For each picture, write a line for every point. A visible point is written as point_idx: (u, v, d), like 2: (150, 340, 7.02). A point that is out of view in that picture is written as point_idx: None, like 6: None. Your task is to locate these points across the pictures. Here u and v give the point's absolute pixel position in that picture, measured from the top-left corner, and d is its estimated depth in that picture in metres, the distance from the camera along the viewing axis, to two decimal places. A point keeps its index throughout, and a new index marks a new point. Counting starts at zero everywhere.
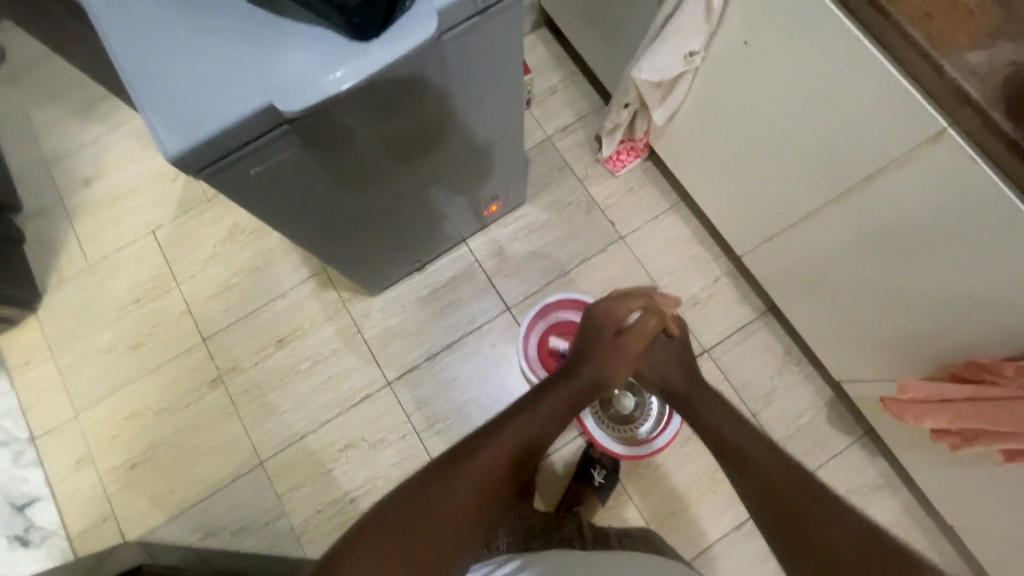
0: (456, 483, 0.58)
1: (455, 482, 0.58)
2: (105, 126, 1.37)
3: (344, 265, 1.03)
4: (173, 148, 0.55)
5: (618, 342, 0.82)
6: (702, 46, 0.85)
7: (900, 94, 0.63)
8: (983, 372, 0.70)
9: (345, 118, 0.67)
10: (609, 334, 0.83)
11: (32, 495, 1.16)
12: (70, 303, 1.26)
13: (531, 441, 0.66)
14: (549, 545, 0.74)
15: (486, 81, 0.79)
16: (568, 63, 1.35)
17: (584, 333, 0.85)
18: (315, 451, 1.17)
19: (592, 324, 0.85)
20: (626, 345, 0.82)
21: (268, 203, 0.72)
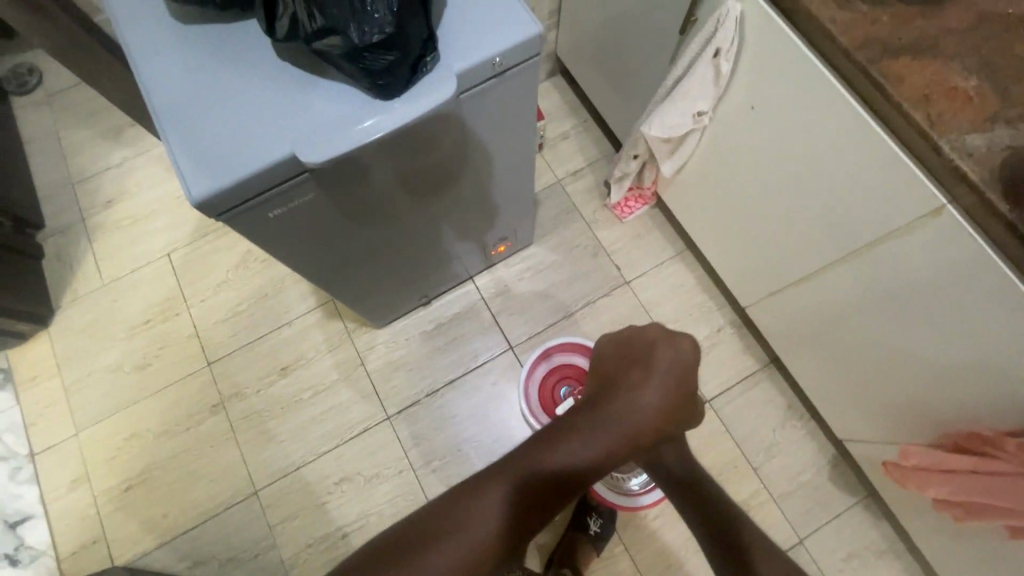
0: (469, 526, 0.59)
1: (466, 523, 0.59)
2: (130, 150, 1.42)
3: (353, 298, 1.05)
4: (198, 194, 0.58)
5: (663, 387, 0.73)
6: (710, 107, 0.88)
7: (901, 168, 0.65)
8: (984, 445, 0.70)
9: (361, 167, 0.70)
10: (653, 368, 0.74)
11: (25, 512, 1.15)
12: (82, 320, 1.29)
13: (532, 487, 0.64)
14: None
15: (500, 134, 0.82)
16: (580, 110, 1.39)
17: (618, 364, 0.77)
18: (310, 483, 1.16)
19: (627, 355, 0.77)
20: (669, 395, 0.73)
21: (283, 241, 0.74)
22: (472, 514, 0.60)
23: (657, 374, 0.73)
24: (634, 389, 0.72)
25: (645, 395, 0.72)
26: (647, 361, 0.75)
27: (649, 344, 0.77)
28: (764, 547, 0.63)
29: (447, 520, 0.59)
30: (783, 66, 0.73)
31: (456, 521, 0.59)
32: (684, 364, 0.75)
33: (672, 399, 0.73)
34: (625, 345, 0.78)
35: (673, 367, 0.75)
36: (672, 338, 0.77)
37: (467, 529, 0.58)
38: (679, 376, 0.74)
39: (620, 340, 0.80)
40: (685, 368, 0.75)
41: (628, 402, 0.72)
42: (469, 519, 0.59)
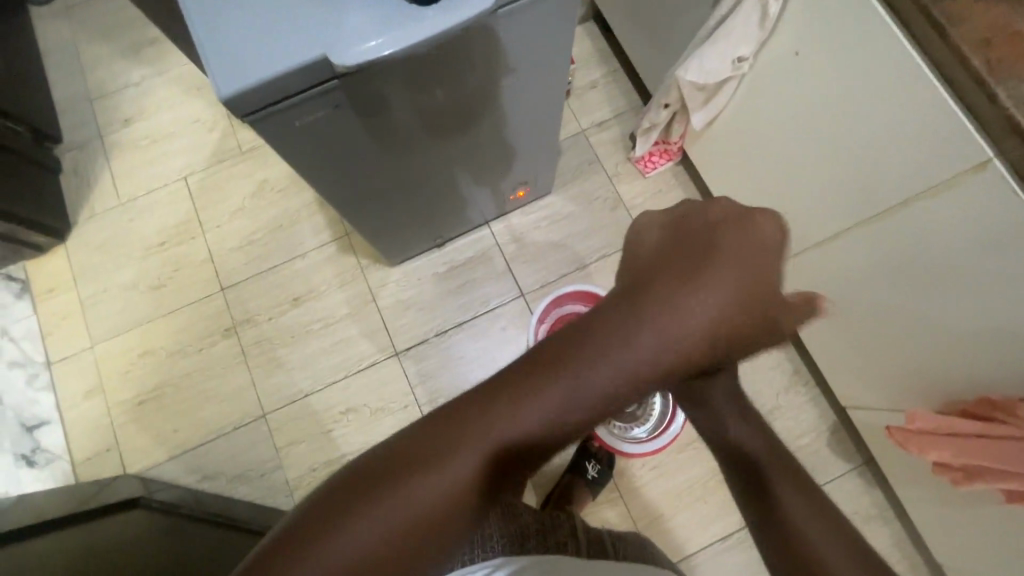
0: (462, 455, 0.44)
1: (441, 470, 0.44)
2: (149, 69, 1.39)
3: (369, 230, 1.05)
4: (226, 90, 0.56)
5: (730, 287, 0.55)
6: (751, 53, 0.85)
7: (948, 119, 0.63)
8: (995, 411, 0.70)
9: (390, 86, 0.68)
10: (720, 262, 0.56)
11: (41, 418, 1.19)
12: (98, 237, 1.29)
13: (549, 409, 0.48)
14: (546, 548, 0.64)
15: (532, 66, 0.80)
16: (611, 58, 1.35)
17: (671, 252, 0.58)
18: (318, 411, 1.19)
19: (683, 242, 0.59)
20: (737, 299, 0.56)
21: (305, 156, 0.73)
22: (451, 456, 0.44)
23: (720, 267, 0.56)
24: (689, 284, 0.55)
25: (703, 295, 0.54)
26: (705, 251, 0.57)
27: (708, 232, 0.59)
28: (797, 485, 0.56)
29: (433, 448, 0.44)
30: (836, 8, 0.70)
31: (443, 451, 0.44)
32: (750, 256, 0.57)
33: (741, 304, 0.56)
34: (682, 233, 0.60)
35: (743, 259, 0.57)
36: (744, 218, 0.59)
37: (459, 454, 0.45)
38: (745, 272, 0.57)
39: (671, 227, 0.61)
40: (749, 261, 0.57)
41: (683, 300, 0.54)
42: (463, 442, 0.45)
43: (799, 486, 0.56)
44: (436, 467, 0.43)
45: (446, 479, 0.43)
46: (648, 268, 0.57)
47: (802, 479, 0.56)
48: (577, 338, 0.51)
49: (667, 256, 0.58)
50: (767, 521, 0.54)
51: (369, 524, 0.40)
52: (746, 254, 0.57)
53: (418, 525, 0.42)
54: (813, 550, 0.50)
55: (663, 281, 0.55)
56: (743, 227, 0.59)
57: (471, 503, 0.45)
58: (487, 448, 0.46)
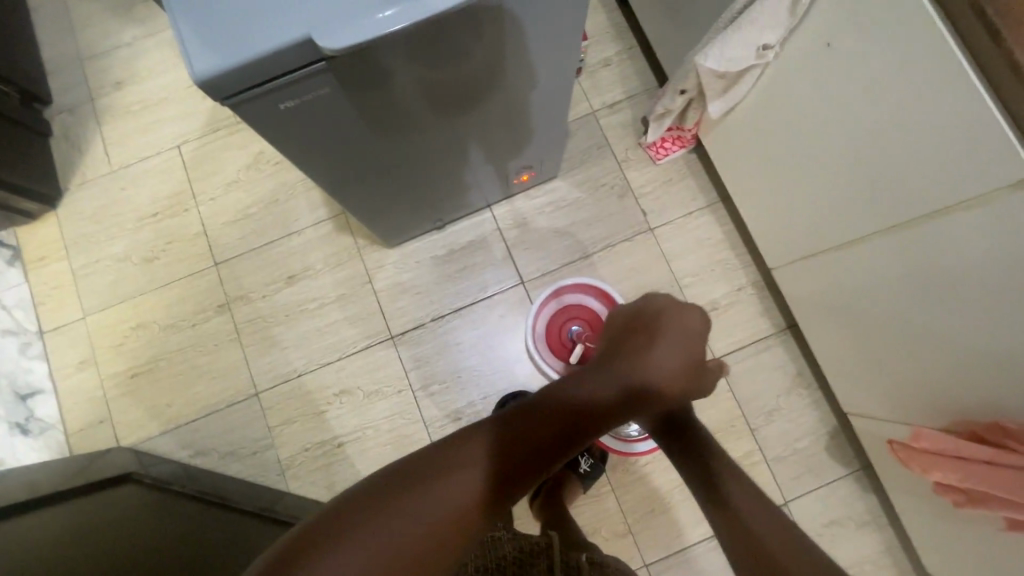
0: (465, 469, 0.55)
1: (447, 481, 0.54)
2: (141, 29, 1.33)
3: (365, 212, 1.01)
4: (201, 70, 0.52)
5: (674, 352, 0.76)
6: (778, 41, 0.79)
7: (990, 128, 0.58)
8: (1004, 437, 0.67)
9: (387, 67, 0.63)
10: (666, 334, 0.77)
11: (35, 387, 1.18)
12: (90, 205, 1.26)
13: (539, 437, 0.61)
14: None
15: (542, 44, 0.74)
16: (626, 35, 1.27)
17: (636, 325, 0.79)
18: (311, 391, 1.18)
19: (642, 318, 0.80)
20: (680, 361, 0.76)
21: (296, 139, 0.69)
22: (455, 470, 0.55)
23: (666, 339, 0.76)
24: (642, 353, 0.74)
25: (652, 360, 0.74)
26: (654, 330, 0.77)
27: (656, 318, 0.79)
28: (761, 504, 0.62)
29: (443, 463, 0.55)
30: None
31: (452, 465, 0.55)
32: (688, 334, 0.78)
33: (683, 365, 0.76)
34: (639, 314, 0.81)
35: (685, 331, 0.78)
36: (680, 308, 0.81)
37: (451, 479, 0.54)
38: (684, 346, 0.77)
39: (633, 307, 0.83)
40: (688, 336, 0.78)
41: (637, 364, 0.73)
42: (461, 469, 0.55)
43: (760, 505, 0.61)
44: (431, 490, 0.53)
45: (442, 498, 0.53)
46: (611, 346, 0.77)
47: (764, 501, 0.62)
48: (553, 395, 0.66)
49: (628, 334, 0.78)
50: (737, 538, 0.59)
51: (374, 532, 0.49)
52: (685, 333, 0.78)
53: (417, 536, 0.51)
54: (774, 555, 0.56)
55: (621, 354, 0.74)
56: (680, 314, 0.80)
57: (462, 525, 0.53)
58: (472, 481, 0.55)
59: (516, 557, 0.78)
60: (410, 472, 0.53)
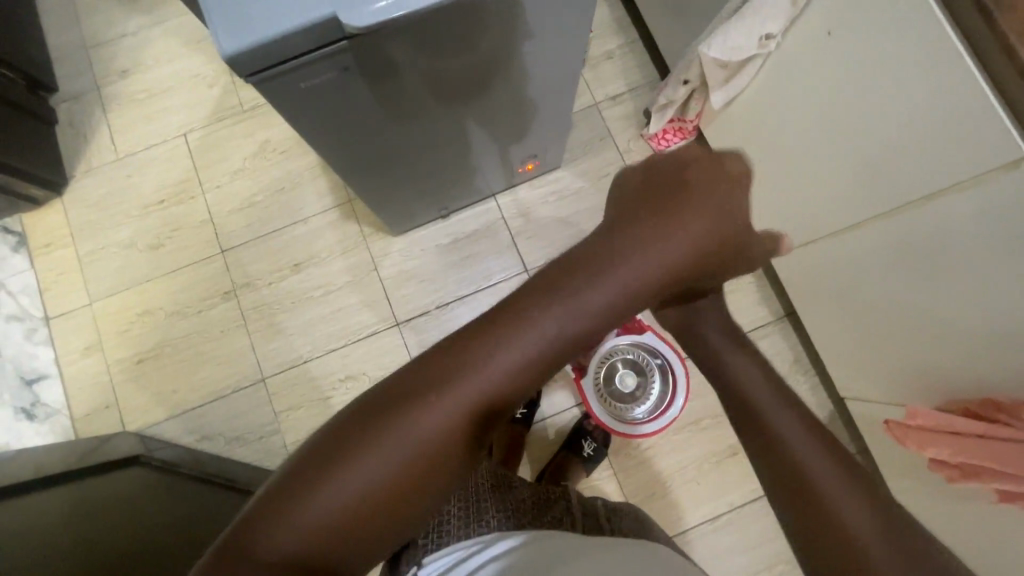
0: (455, 386, 0.50)
1: (433, 399, 0.49)
2: (148, 18, 1.33)
3: (372, 198, 1.02)
4: (228, 46, 0.53)
5: (704, 228, 0.62)
6: (780, 31, 0.81)
7: (986, 114, 0.61)
8: (997, 412, 0.70)
9: (405, 49, 0.65)
10: (696, 195, 0.63)
11: (40, 372, 1.19)
12: (96, 192, 1.27)
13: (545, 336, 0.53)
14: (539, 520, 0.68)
15: (552, 31, 0.76)
16: (629, 28, 1.29)
17: (656, 192, 0.64)
18: (316, 377, 1.19)
19: (666, 180, 0.65)
20: (710, 237, 0.62)
21: (312, 121, 0.71)
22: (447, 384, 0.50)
23: (700, 200, 0.63)
24: (669, 219, 0.61)
25: (681, 231, 0.60)
26: (681, 196, 0.63)
27: (682, 173, 0.66)
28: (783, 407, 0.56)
29: (430, 382, 0.50)
30: None
31: (439, 385, 0.50)
32: (719, 204, 0.64)
33: (712, 242, 0.62)
34: (656, 172, 0.67)
35: (712, 181, 0.66)
36: (709, 175, 0.66)
37: (439, 400, 0.49)
38: (720, 214, 0.63)
39: (647, 165, 0.69)
40: (721, 183, 0.66)
41: (666, 238, 0.60)
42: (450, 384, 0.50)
43: (780, 405, 0.57)
44: (412, 420, 0.48)
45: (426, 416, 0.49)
46: (623, 214, 0.62)
47: (784, 395, 0.58)
48: (579, 263, 0.57)
49: (651, 196, 0.64)
50: (763, 444, 0.54)
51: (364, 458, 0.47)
52: (715, 201, 0.64)
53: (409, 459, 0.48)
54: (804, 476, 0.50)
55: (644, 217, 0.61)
56: (706, 182, 0.65)
57: (467, 429, 0.50)
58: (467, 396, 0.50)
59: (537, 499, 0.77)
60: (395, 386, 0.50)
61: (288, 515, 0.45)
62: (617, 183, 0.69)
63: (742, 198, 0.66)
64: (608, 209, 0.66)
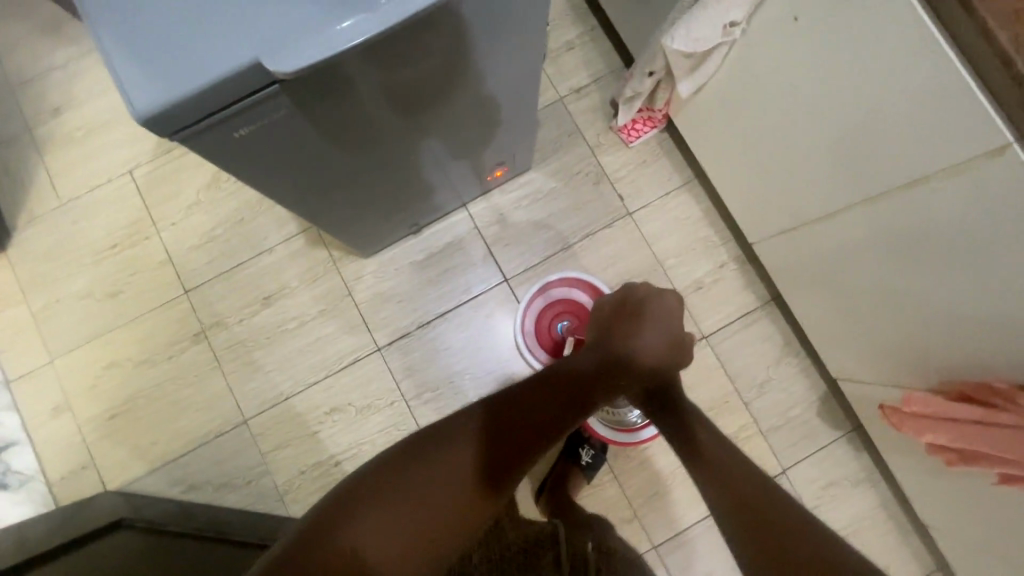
0: (458, 450, 0.61)
1: (444, 457, 0.60)
2: (74, 49, 1.24)
3: (336, 224, 0.97)
4: (143, 107, 0.47)
5: (655, 339, 0.81)
6: (744, 17, 0.77)
7: (966, 98, 0.57)
8: (993, 396, 0.68)
9: (343, 77, 0.59)
10: (651, 319, 0.83)
11: (8, 439, 1.13)
12: (42, 242, 1.19)
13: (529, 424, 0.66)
14: None
15: (501, 34, 0.70)
16: (587, 15, 1.24)
17: (622, 312, 0.85)
18: (301, 413, 1.15)
19: (628, 303, 0.86)
20: (660, 348, 0.81)
21: (257, 164, 0.66)
22: (455, 447, 0.61)
23: (652, 322, 0.83)
24: (631, 338, 0.81)
25: (639, 342, 0.80)
26: (640, 313, 0.84)
27: (639, 301, 0.86)
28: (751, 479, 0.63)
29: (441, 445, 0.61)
30: None
31: (448, 447, 0.61)
32: (670, 318, 0.85)
33: (662, 351, 0.81)
34: (621, 299, 0.88)
35: (664, 305, 0.86)
36: (661, 291, 0.88)
37: (446, 461, 0.60)
38: (670, 326, 0.84)
39: (618, 293, 0.90)
40: (671, 316, 0.85)
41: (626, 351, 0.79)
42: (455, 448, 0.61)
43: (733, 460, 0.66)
44: (429, 468, 0.59)
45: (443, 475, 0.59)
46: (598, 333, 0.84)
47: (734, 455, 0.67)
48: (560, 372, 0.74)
49: (616, 319, 0.85)
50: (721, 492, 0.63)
51: (391, 502, 0.56)
52: (671, 314, 0.85)
53: (424, 508, 0.57)
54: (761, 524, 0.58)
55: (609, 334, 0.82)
56: (661, 296, 0.87)
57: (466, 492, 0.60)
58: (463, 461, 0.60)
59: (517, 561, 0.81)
60: (419, 447, 0.60)
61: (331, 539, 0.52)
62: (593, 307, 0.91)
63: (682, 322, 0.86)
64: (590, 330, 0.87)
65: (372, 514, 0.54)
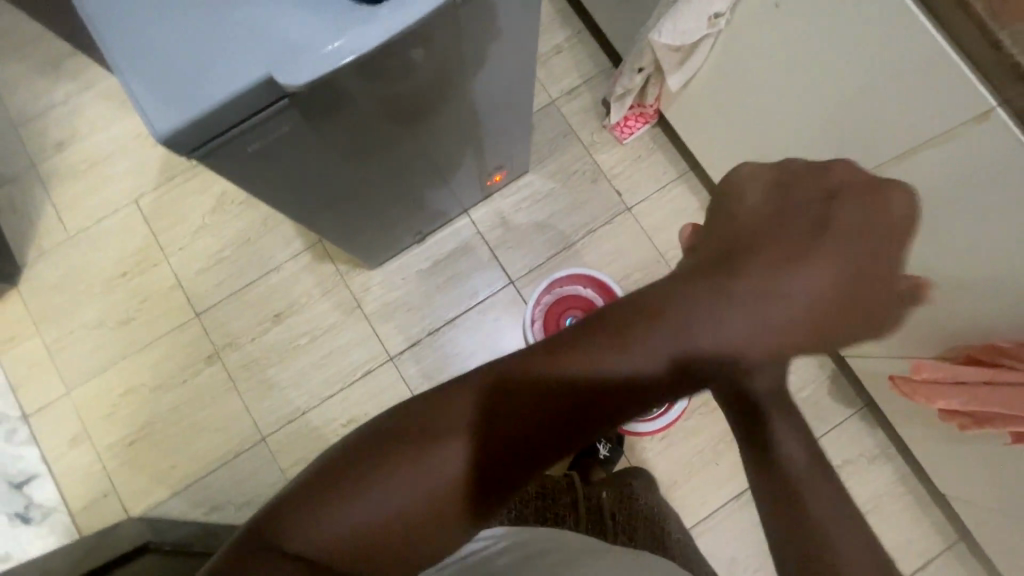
0: (460, 432, 0.49)
1: (442, 435, 0.48)
2: (75, 84, 1.27)
3: (343, 236, 0.98)
4: (161, 127, 0.49)
5: (815, 278, 0.58)
6: (728, 8, 0.80)
7: (949, 69, 0.59)
8: (1001, 357, 0.70)
9: (347, 88, 0.61)
10: (819, 242, 0.60)
11: (29, 472, 1.14)
12: (53, 275, 1.21)
13: (577, 398, 0.51)
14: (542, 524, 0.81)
15: (495, 39, 0.72)
16: (573, 19, 1.27)
17: (760, 231, 0.61)
18: (318, 427, 1.15)
19: (780, 217, 0.62)
20: (820, 291, 0.58)
21: (268, 179, 0.67)
22: (457, 421, 0.49)
23: (816, 255, 0.59)
24: (786, 274, 0.58)
25: (789, 282, 0.58)
26: (801, 237, 0.60)
27: (805, 205, 0.63)
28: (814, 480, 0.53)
29: (442, 416, 0.49)
30: None
31: (451, 422, 0.49)
32: (807, 260, 0.59)
33: (822, 296, 0.58)
34: (774, 207, 0.63)
35: (841, 217, 0.61)
36: (840, 196, 0.63)
37: (446, 443, 0.48)
38: (803, 272, 0.58)
39: (761, 198, 0.64)
40: (862, 236, 0.61)
41: (733, 297, 0.57)
42: (458, 424, 0.49)
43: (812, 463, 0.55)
44: (423, 450, 0.48)
45: (440, 458, 0.48)
46: (739, 250, 0.60)
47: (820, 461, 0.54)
48: (665, 298, 0.57)
49: (755, 243, 0.61)
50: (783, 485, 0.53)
51: (374, 486, 0.46)
52: (815, 252, 0.59)
53: (417, 495, 0.47)
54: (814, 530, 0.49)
55: (717, 274, 0.58)
56: (804, 228, 0.60)
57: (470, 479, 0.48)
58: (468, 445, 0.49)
59: (543, 492, 0.89)
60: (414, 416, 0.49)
61: (302, 522, 0.45)
62: (717, 210, 0.67)
63: (872, 259, 0.61)
64: (705, 245, 0.63)
65: (352, 500, 0.45)
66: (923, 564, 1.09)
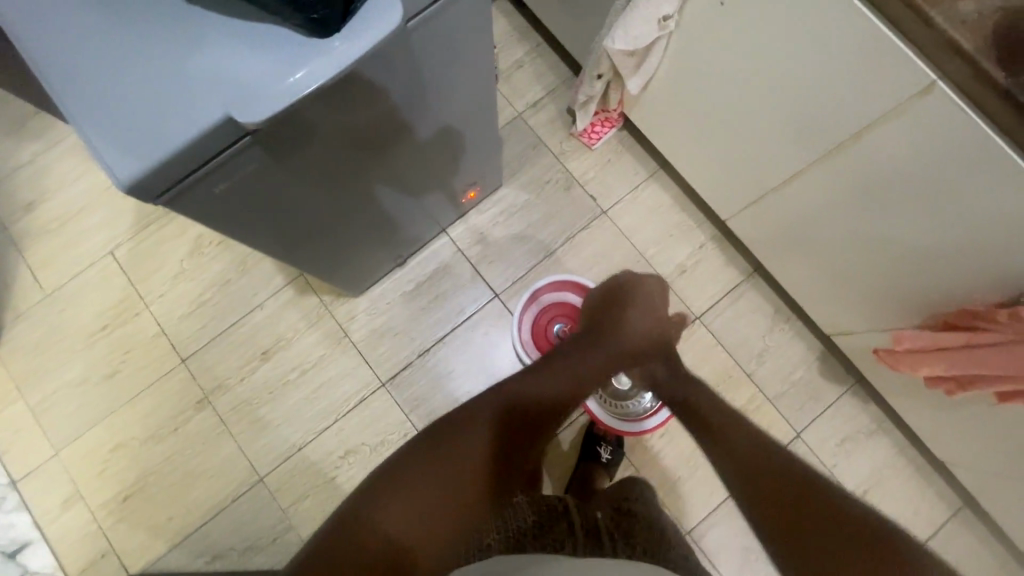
0: (459, 445, 0.83)
1: (449, 447, 0.83)
2: (40, 142, 1.26)
3: (324, 268, 0.99)
4: (126, 175, 0.50)
5: (641, 318, 1.04)
6: (675, 10, 0.82)
7: (887, 49, 0.61)
8: (977, 319, 0.71)
9: (310, 123, 0.62)
10: (637, 303, 1.05)
11: (22, 539, 1.11)
12: (31, 336, 1.19)
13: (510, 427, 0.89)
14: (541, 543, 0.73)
15: (452, 62, 0.74)
16: (531, 33, 1.29)
17: (609, 305, 1.05)
18: (317, 461, 1.14)
19: (616, 296, 1.06)
20: (645, 326, 1.03)
21: (240, 220, 0.68)
22: (458, 440, 0.84)
23: (636, 308, 1.04)
24: (623, 325, 1.01)
25: (630, 327, 1.01)
26: (627, 304, 1.04)
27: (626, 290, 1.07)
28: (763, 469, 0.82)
29: (446, 442, 0.83)
30: None
31: (452, 441, 0.84)
32: (654, 302, 1.06)
33: (648, 329, 1.03)
34: (609, 294, 1.07)
35: (639, 289, 1.08)
36: (642, 281, 1.10)
37: (453, 452, 0.82)
38: (652, 309, 1.05)
39: (608, 292, 1.07)
40: (654, 302, 1.06)
41: (623, 331, 1.00)
42: (459, 442, 0.84)
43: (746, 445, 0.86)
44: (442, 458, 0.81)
45: (450, 463, 0.81)
46: (600, 327, 1.00)
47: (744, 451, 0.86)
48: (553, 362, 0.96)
49: (606, 312, 1.04)
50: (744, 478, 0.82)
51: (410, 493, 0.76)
52: (648, 304, 1.06)
53: (441, 489, 0.78)
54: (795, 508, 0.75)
55: (604, 325, 1.01)
56: (640, 288, 1.09)
57: (471, 477, 0.80)
58: (466, 453, 0.83)
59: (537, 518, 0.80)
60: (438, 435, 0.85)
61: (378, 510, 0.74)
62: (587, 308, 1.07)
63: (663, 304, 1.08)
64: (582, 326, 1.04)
65: (400, 500, 0.75)
66: (931, 534, 1.10)
